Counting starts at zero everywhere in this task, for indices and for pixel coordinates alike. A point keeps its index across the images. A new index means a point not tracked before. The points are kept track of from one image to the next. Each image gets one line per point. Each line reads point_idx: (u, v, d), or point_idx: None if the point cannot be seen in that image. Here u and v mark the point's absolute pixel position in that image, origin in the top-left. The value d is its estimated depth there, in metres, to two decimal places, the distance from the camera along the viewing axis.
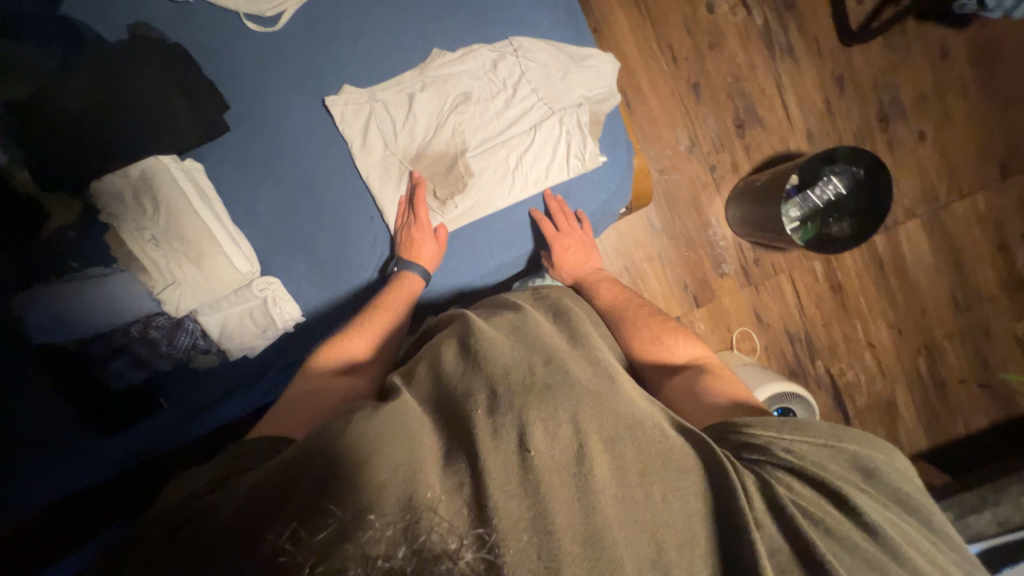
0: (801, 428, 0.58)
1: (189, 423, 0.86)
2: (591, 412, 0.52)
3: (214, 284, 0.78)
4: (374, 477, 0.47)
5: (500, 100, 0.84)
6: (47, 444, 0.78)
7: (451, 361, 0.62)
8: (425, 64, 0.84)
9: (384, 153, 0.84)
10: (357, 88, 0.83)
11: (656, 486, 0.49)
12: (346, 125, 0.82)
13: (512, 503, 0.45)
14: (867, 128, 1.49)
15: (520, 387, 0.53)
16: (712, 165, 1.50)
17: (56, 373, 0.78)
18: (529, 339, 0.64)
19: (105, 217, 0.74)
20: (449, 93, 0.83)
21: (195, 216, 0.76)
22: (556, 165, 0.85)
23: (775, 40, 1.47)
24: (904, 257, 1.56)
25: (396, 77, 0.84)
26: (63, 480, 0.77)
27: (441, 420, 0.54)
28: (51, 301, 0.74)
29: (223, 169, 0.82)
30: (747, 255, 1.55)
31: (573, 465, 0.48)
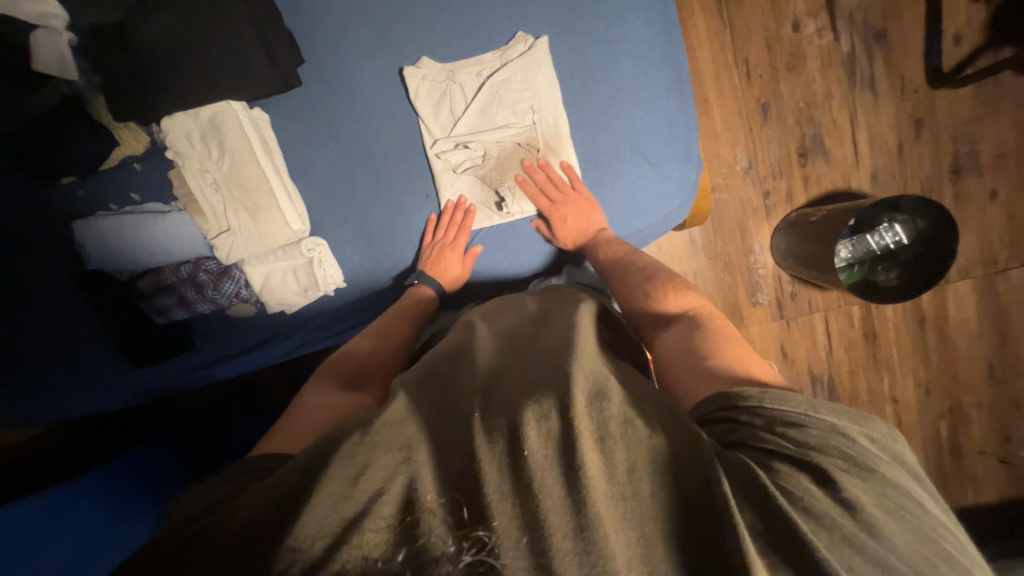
0: (779, 396, 0.52)
1: (215, 366, 0.87)
2: (584, 407, 0.48)
3: (264, 237, 0.79)
4: (369, 476, 0.45)
5: (577, 97, 0.82)
6: (88, 363, 0.83)
7: (453, 365, 0.62)
8: (507, 48, 0.81)
9: (451, 131, 0.82)
10: (436, 63, 0.81)
11: (643, 483, 0.45)
12: (419, 98, 0.81)
13: (505, 506, 0.43)
14: (937, 178, 1.43)
15: (514, 394, 0.52)
16: (767, 191, 1.45)
17: (103, 301, 0.80)
18: (530, 341, 0.64)
19: (172, 155, 0.75)
20: (524, 78, 0.81)
21: (254, 167, 0.77)
22: (622, 173, 0.84)
23: (858, 71, 1.40)
24: (947, 317, 1.50)
25: (475, 55, 0.82)
26: (106, 395, 0.85)
27: (435, 413, 0.53)
28: (109, 231, 0.75)
29: (289, 126, 0.82)
30: (785, 288, 1.51)
31: (562, 464, 0.44)
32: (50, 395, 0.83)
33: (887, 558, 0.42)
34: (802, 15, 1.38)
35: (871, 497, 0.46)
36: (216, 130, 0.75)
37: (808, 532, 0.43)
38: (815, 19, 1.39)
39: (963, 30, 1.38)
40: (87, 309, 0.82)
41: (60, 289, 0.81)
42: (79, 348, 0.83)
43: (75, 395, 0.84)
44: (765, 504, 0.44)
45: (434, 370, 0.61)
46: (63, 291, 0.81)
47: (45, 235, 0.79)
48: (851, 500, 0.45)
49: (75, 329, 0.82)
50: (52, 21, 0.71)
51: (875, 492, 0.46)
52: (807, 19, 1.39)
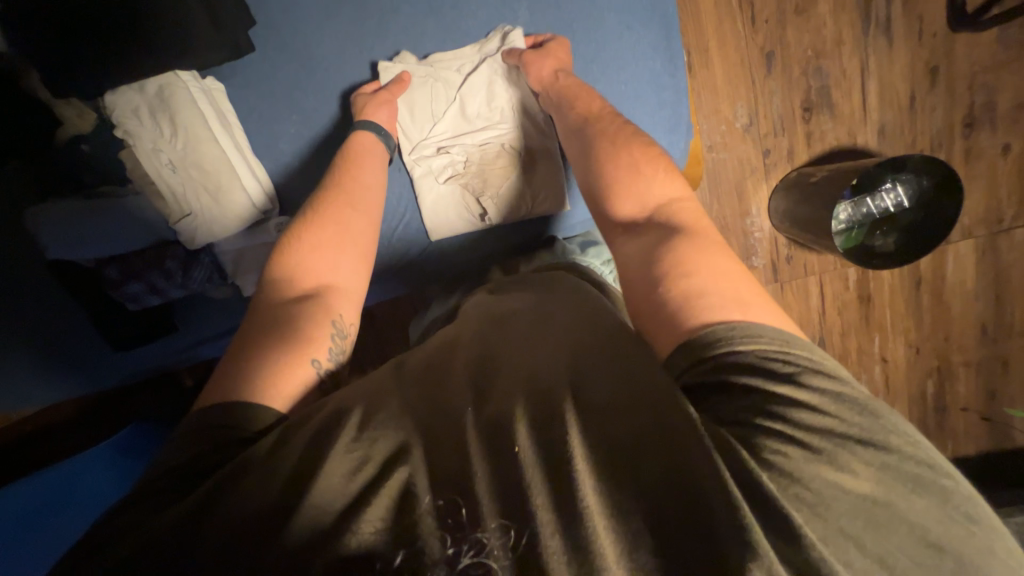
0: (760, 333, 0.49)
1: (200, 345, 0.87)
2: (582, 402, 0.47)
3: (228, 219, 0.75)
4: (363, 472, 0.45)
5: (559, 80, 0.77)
6: (72, 344, 0.83)
7: (447, 351, 0.60)
8: (483, 43, 0.79)
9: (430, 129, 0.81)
10: (407, 59, 0.79)
11: (621, 454, 0.43)
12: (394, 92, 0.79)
13: (500, 504, 0.42)
14: (948, 132, 1.35)
15: (505, 389, 0.50)
16: (767, 149, 1.38)
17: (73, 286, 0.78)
18: (524, 322, 0.61)
19: (120, 133, 0.70)
20: (502, 83, 0.80)
21: (211, 142, 0.72)
22: None
23: (873, 13, 1.28)
24: (945, 278, 1.48)
25: (450, 53, 0.79)
26: (96, 377, 0.86)
27: (429, 405, 0.51)
28: (64, 219, 0.71)
29: (251, 100, 0.77)
30: (781, 251, 1.48)
31: (561, 458, 0.43)
32: (36, 380, 0.83)
33: (867, 526, 0.40)
34: None
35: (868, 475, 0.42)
36: (166, 104, 0.70)
37: (781, 494, 0.41)
38: None
39: None
40: (67, 295, 0.81)
41: (33, 275, 0.80)
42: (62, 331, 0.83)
43: (63, 380, 0.84)
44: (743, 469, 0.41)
45: (427, 357, 0.60)
46: (38, 278, 0.80)
47: (6, 222, 0.76)
48: (841, 476, 0.41)
49: (58, 315, 0.82)
50: None
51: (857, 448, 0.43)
52: None
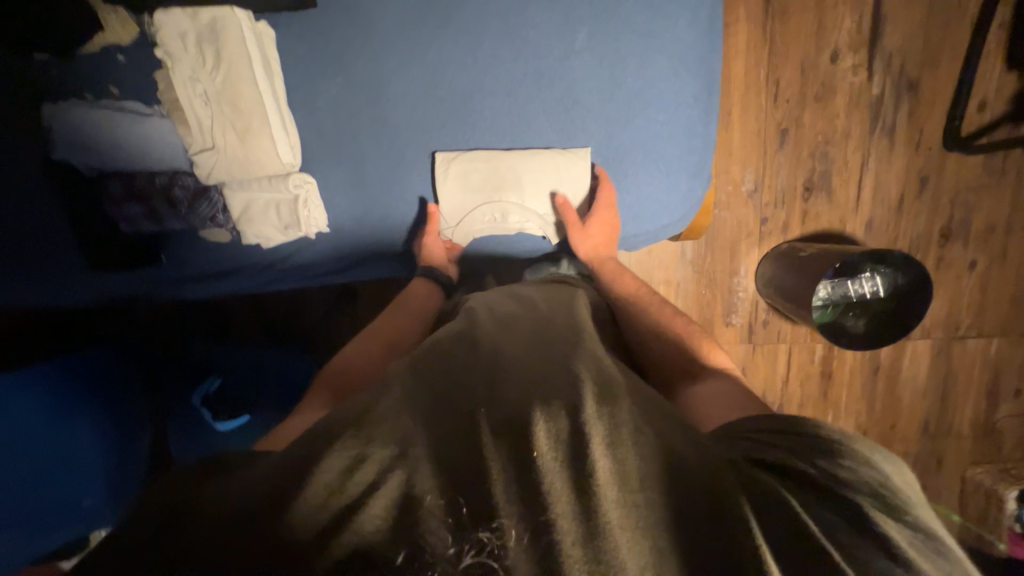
0: (796, 421, 0.52)
1: (178, 283, 0.85)
2: (594, 412, 0.48)
3: (247, 163, 0.74)
4: (366, 467, 0.45)
5: (609, 106, 0.74)
6: (41, 251, 0.79)
7: (454, 353, 0.59)
8: (539, 47, 0.72)
9: (468, 125, 0.77)
10: (460, 45, 0.73)
11: (655, 490, 0.44)
12: (432, 78, 0.75)
13: (510, 508, 0.42)
14: (926, 239, 1.46)
15: (516, 393, 0.50)
16: (765, 217, 1.46)
17: (71, 195, 0.76)
18: (531, 342, 0.60)
19: (161, 54, 0.69)
20: (552, 95, 0.74)
21: (248, 86, 0.71)
22: (638, 192, 0.79)
23: (882, 117, 1.38)
24: (899, 370, 1.58)
25: (501, 50, 0.73)
26: (61, 292, 0.82)
27: (440, 404, 0.51)
28: (81, 123, 0.70)
29: (292, 49, 0.75)
30: (759, 314, 1.55)
31: (574, 468, 0.43)
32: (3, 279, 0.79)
33: None
34: (843, 46, 1.33)
35: (900, 532, 0.42)
36: (210, 40, 0.69)
37: (838, 557, 0.40)
38: (855, 54, 1.34)
39: (990, 96, 1.36)
40: (45, 201, 0.76)
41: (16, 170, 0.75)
42: (33, 234, 0.78)
43: (22, 285, 0.80)
44: (791, 524, 0.42)
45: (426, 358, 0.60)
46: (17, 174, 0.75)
47: (8, 112, 0.72)
48: (869, 520, 0.43)
49: (31, 215, 0.77)
50: None
51: (905, 529, 0.43)
52: (848, 52, 1.34)
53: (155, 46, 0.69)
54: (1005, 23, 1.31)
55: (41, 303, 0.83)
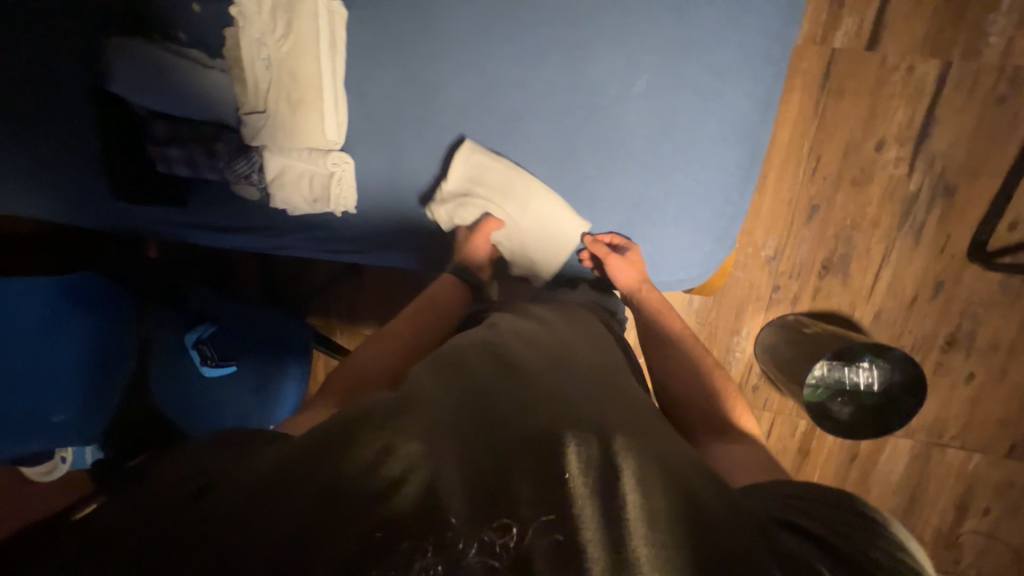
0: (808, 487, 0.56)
1: (190, 228, 0.85)
2: (620, 444, 0.52)
3: (296, 133, 0.78)
4: (394, 457, 0.48)
5: (653, 155, 0.74)
6: (66, 169, 0.80)
7: (488, 361, 0.63)
8: (598, 84, 0.73)
9: (511, 142, 0.77)
10: (521, 63, 0.74)
11: (677, 526, 0.46)
12: (485, 90, 0.76)
13: (530, 515, 0.45)
14: (929, 341, 1.46)
15: (549, 411, 0.54)
16: (777, 286, 1.47)
17: (111, 125, 0.78)
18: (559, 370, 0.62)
19: (234, 11, 0.71)
20: (596, 133, 0.75)
21: (314, 62, 0.74)
22: (662, 243, 0.79)
23: (913, 214, 1.38)
24: (875, 463, 1.58)
25: (560, 77, 0.73)
26: (74, 210, 0.83)
27: (471, 409, 0.55)
28: (142, 61, 0.71)
29: (355, 31, 0.76)
30: (750, 377, 1.57)
31: (601, 490, 0.47)
32: (26, 190, 0.81)
33: None
34: (891, 138, 1.34)
35: None
36: (290, 7, 0.72)
37: None
38: (901, 147, 1.34)
39: None
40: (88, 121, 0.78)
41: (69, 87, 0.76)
42: (63, 153, 0.79)
43: (43, 199, 0.82)
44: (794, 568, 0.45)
45: (454, 362, 0.63)
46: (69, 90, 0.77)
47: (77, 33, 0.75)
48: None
49: (66, 133, 0.78)
50: None
51: None
52: (895, 144, 1.34)
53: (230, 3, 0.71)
54: None
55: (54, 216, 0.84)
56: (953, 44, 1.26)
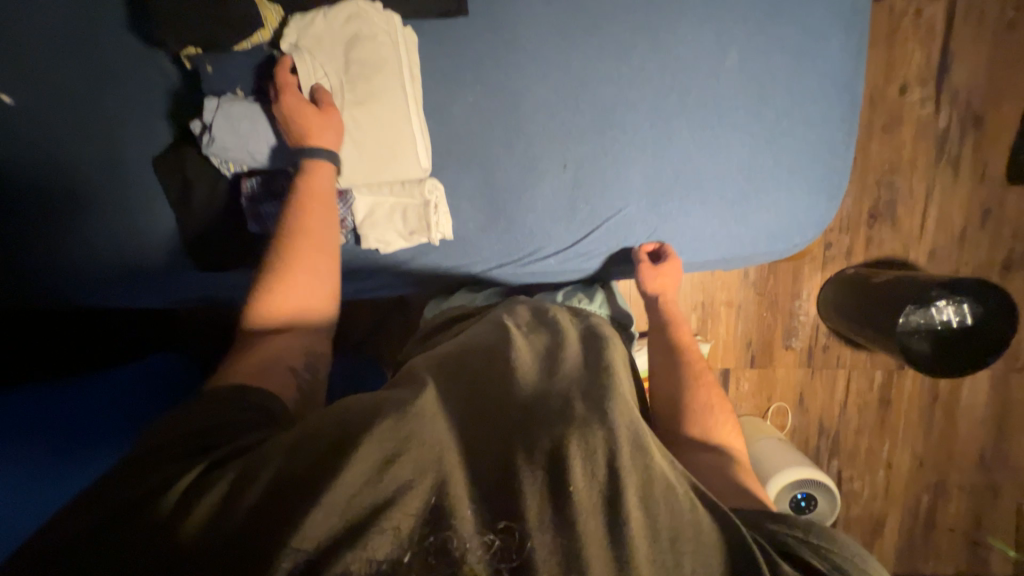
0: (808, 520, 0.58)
1: None
2: (628, 454, 0.52)
3: (388, 167, 0.73)
4: (400, 465, 0.48)
5: (754, 124, 0.73)
6: (157, 260, 0.88)
7: (489, 363, 0.62)
8: (687, 65, 0.72)
9: (605, 136, 0.75)
10: (604, 59, 0.73)
11: (681, 546, 0.49)
12: (573, 87, 0.74)
13: (536, 521, 0.47)
14: (988, 269, 1.47)
15: (554, 411, 0.54)
16: (828, 243, 1.49)
17: (187, 205, 0.82)
18: (561, 365, 0.62)
19: (290, 50, 0.67)
20: (696, 109, 0.73)
21: (399, 97, 0.71)
22: (777, 212, 0.76)
23: (947, 148, 1.41)
24: (957, 400, 1.57)
25: (645, 65, 0.73)
26: (174, 291, 0.93)
27: (477, 418, 0.55)
28: (238, 118, 0.68)
29: (434, 53, 0.74)
30: (819, 339, 1.57)
31: (603, 503, 0.49)
32: (128, 287, 0.91)
33: None
34: (912, 80, 1.37)
35: None
36: (365, 67, 0.69)
37: None
38: (923, 87, 1.37)
39: None
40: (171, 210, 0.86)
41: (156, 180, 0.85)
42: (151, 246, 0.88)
43: (142, 290, 0.92)
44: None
45: (459, 363, 0.63)
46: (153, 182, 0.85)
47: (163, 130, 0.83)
48: None
49: (152, 227, 0.87)
50: None
51: None
52: (917, 85, 1.37)
53: (286, 45, 0.68)
54: None
55: (158, 301, 0.95)
56: None
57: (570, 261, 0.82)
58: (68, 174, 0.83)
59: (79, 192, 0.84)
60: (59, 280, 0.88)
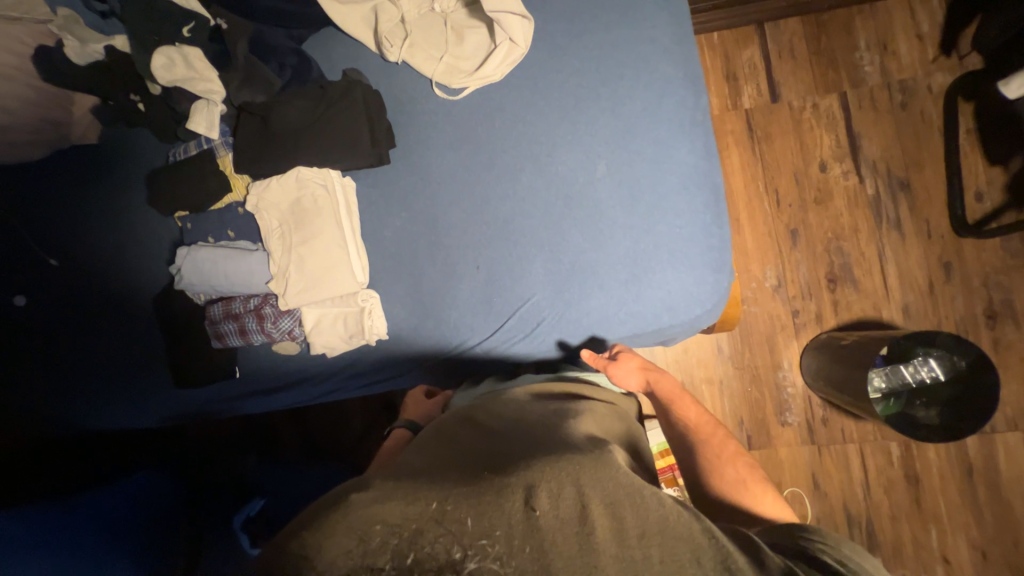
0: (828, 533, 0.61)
1: (241, 400, 0.99)
2: (592, 478, 0.56)
3: (326, 284, 0.87)
4: (380, 525, 0.49)
5: (644, 213, 0.86)
6: (151, 381, 1.02)
7: (459, 439, 0.68)
8: (570, 177, 0.88)
9: (517, 239, 0.89)
10: (503, 183, 0.90)
11: (652, 549, 0.51)
12: (479, 205, 0.90)
13: (516, 532, 0.50)
14: (971, 321, 1.42)
15: (518, 461, 0.59)
16: (796, 309, 1.50)
17: (174, 333, 0.98)
18: (527, 429, 0.68)
19: (252, 206, 0.88)
20: (581, 211, 0.87)
21: (337, 230, 0.88)
22: (670, 288, 0.85)
23: (884, 211, 1.48)
24: (997, 471, 1.39)
25: (547, 177, 0.89)
26: (156, 410, 1.02)
27: (460, 467, 0.61)
28: (206, 259, 0.86)
29: (364, 191, 0.92)
30: (816, 411, 1.48)
31: (576, 523, 0.51)
32: (121, 409, 1.02)
33: None
34: (829, 158, 1.51)
35: None
36: (308, 215, 0.88)
37: None
38: (841, 163, 1.51)
39: (984, 187, 1.44)
40: (155, 337, 1.02)
41: (148, 315, 1.03)
42: (149, 368, 1.02)
43: (132, 410, 1.02)
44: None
45: (432, 444, 0.69)
46: (144, 317, 1.03)
47: (161, 274, 1.03)
48: None
49: (149, 352, 1.02)
50: (215, 95, 0.88)
51: None
52: (834, 162, 1.51)
53: (249, 200, 0.88)
54: (975, 128, 1.45)
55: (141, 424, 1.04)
56: (838, 80, 1.52)
57: (495, 350, 0.90)
58: (83, 316, 1.03)
59: (86, 329, 1.03)
60: (55, 402, 1.02)
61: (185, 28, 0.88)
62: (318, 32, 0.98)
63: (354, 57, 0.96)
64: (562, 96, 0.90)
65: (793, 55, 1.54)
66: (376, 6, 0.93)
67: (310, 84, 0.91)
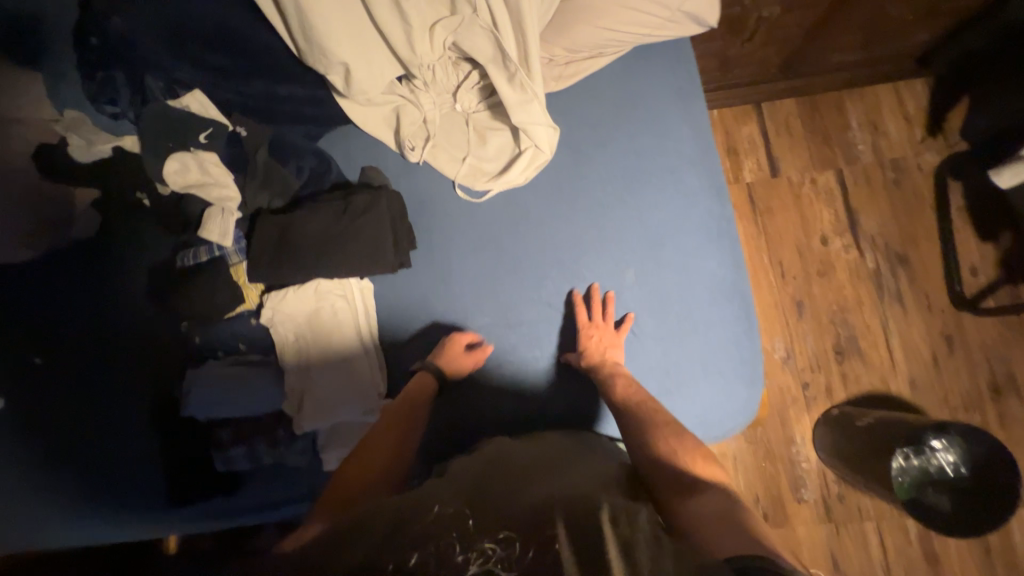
0: None
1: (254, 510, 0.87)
2: (607, 521, 0.54)
3: (342, 399, 0.83)
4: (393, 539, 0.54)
5: (671, 319, 0.86)
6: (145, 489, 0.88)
7: (485, 476, 0.69)
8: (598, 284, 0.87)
9: (542, 346, 0.87)
10: (530, 288, 0.88)
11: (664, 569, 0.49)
12: (508, 310, 0.88)
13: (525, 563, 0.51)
14: (977, 395, 1.44)
15: (542, 500, 0.60)
16: (806, 382, 1.50)
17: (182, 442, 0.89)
18: (554, 471, 0.69)
19: (267, 315, 0.84)
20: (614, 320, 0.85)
21: (354, 338, 0.85)
22: (703, 402, 0.84)
23: (885, 284, 1.51)
24: (1014, 548, 1.38)
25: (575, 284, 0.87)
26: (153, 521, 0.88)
27: (469, 503, 0.62)
28: (214, 382, 0.82)
29: (386, 298, 0.89)
30: (831, 487, 1.46)
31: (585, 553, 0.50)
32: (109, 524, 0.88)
33: None
34: (830, 232, 1.55)
35: None
36: (325, 325, 0.85)
37: None
38: (841, 237, 1.55)
39: (978, 262, 1.49)
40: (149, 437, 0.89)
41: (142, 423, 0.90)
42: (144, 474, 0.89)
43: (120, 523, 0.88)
44: None
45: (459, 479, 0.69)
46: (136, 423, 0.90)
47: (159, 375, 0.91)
48: None
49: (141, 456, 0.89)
50: (230, 202, 0.85)
51: None
52: (835, 236, 1.55)
53: (263, 308, 0.85)
54: (965, 205, 1.51)
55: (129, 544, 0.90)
56: (834, 157, 1.58)
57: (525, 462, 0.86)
58: (68, 420, 0.91)
59: (66, 438, 0.90)
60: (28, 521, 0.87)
61: (202, 133, 0.84)
62: (335, 128, 0.95)
63: (374, 154, 0.94)
64: (588, 203, 0.90)
65: (790, 132, 1.60)
66: (399, 107, 0.91)
67: (332, 192, 0.89)
